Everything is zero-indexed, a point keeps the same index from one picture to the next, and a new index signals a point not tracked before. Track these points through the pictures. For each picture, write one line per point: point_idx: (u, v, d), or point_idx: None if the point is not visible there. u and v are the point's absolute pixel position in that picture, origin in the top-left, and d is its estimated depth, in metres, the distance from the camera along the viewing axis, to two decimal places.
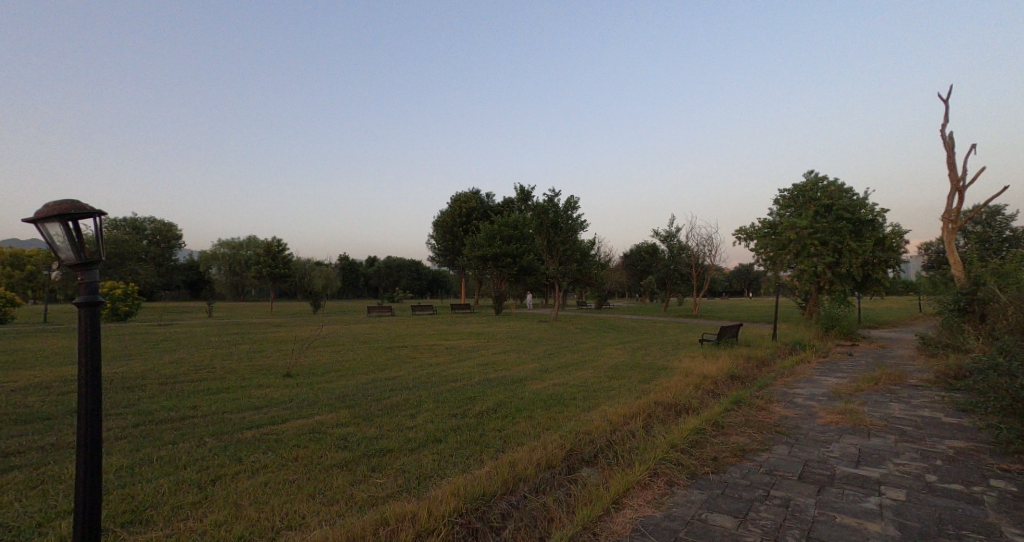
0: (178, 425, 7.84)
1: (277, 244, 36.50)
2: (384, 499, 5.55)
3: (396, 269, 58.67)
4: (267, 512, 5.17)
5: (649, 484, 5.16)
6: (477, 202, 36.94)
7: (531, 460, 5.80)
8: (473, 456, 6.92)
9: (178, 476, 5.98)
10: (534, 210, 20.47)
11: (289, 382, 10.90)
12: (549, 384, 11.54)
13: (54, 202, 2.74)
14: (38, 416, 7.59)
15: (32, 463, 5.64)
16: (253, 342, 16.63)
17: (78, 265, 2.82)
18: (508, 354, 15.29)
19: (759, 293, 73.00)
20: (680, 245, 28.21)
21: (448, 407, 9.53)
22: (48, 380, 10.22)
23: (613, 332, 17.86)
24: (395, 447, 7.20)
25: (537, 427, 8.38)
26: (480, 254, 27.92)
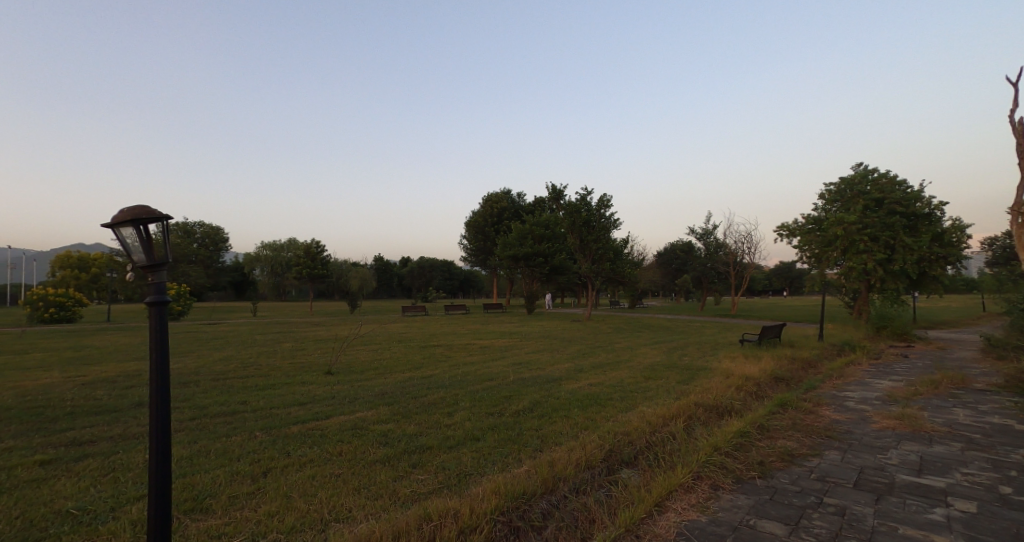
0: (227, 419, 8.08)
1: (316, 244, 37.35)
2: (426, 495, 5.60)
3: (429, 269, 59.19)
4: (316, 505, 5.28)
5: (693, 487, 5.06)
6: (509, 203, 37.07)
7: (573, 459, 5.77)
8: (513, 455, 6.92)
9: (230, 467, 6.16)
10: (566, 209, 20.35)
11: (331, 379, 11.14)
12: (585, 384, 11.46)
13: (127, 208, 2.84)
14: (103, 407, 7.95)
15: (103, 452, 5.91)
16: (296, 340, 17.08)
17: (148, 266, 2.93)
18: (544, 354, 15.29)
19: (801, 292, 70.93)
20: (717, 242, 27.69)
21: (485, 405, 9.57)
22: (112, 374, 10.73)
23: (649, 331, 17.67)
24: (435, 444, 7.26)
25: (575, 427, 8.33)
26: (512, 254, 27.97)
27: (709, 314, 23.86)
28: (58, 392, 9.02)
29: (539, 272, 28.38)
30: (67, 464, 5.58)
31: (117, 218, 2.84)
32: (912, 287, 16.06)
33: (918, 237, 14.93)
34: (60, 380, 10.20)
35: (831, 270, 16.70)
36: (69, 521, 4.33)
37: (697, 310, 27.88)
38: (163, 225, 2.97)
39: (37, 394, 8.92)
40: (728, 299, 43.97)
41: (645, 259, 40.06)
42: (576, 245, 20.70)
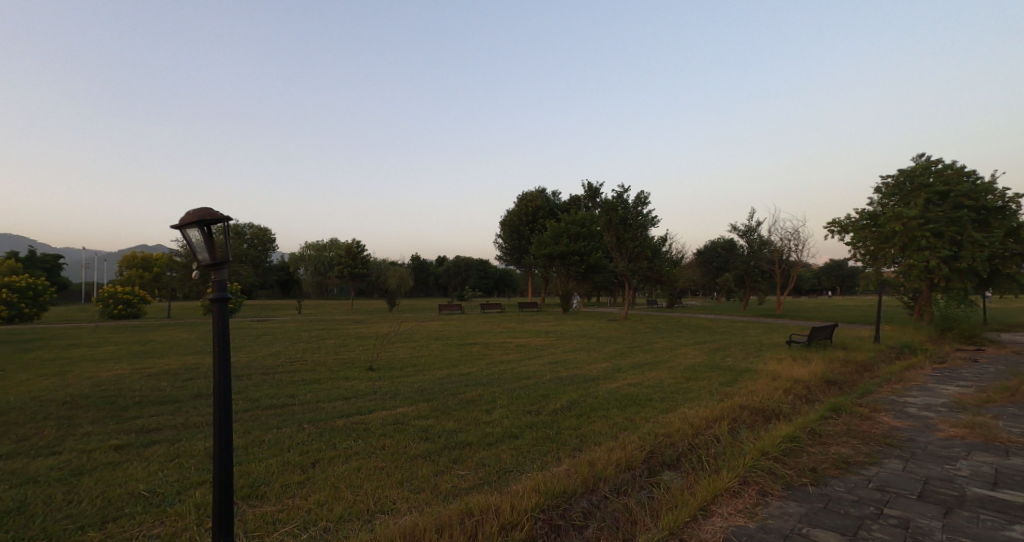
0: (277, 411, 8.30)
1: (356, 244, 38.06)
2: (468, 491, 5.60)
3: (465, 268, 59.53)
4: (363, 496, 5.35)
5: (740, 492, 4.90)
6: (544, 201, 37.01)
7: (618, 459, 5.69)
8: (552, 454, 6.87)
9: (280, 457, 6.32)
10: (603, 207, 20.12)
11: (372, 375, 11.32)
12: (623, 384, 11.31)
13: (193, 210, 2.94)
14: (167, 398, 8.31)
15: (168, 439, 6.19)
16: (339, 337, 17.46)
17: (211, 265, 3.02)
18: (580, 353, 15.17)
19: (850, 290, 68.29)
20: (760, 240, 26.92)
21: (522, 403, 9.55)
22: (171, 366, 11.22)
23: (688, 331, 17.34)
24: (474, 441, 7.26)
25: (614, 427, 8.20)
26: (547, 252, 27.86)
27: (752, 315, 23.16)
28: (125, 383, 9.49)
29: (575, 271, 28.14)
30: (138, 449, 5.86)
31: (185, 219, 2.94)
32: (982, 285, 15.22)
33: (988, 232, 14.14)
34: (129, 371, 10.71)
35: (888, 268, 16.06)
36: (142, 502, 4.55)
37: (740, 310, 27.10)
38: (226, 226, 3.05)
39: (108, 384, 9.39)
40: (772, 299, 42.66)
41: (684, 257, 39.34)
42: (612, 243, 20.42)
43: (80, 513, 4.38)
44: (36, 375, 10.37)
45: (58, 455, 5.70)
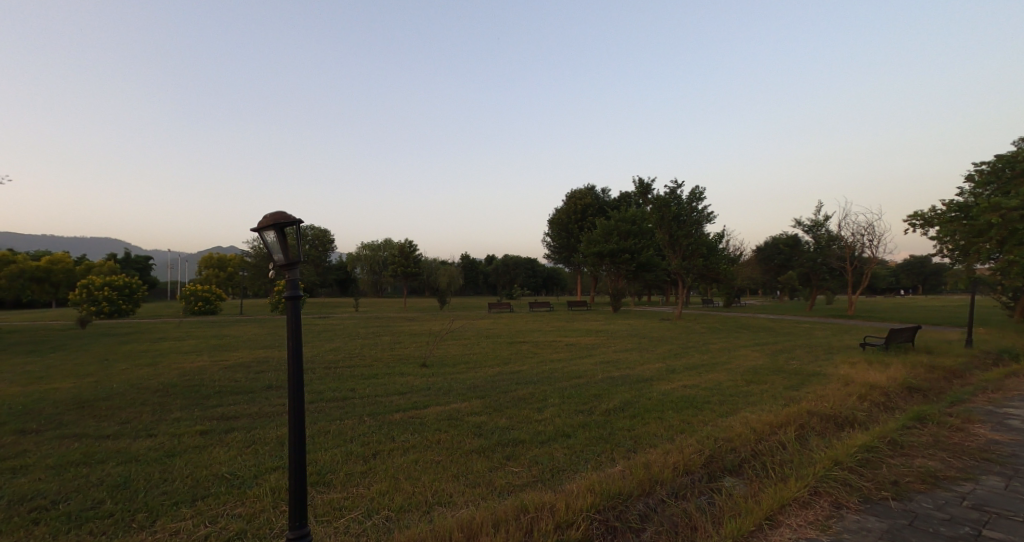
0: (339, 404, 8.54)
1: (409, 244, 38.87)
2: (522, 487, 5.56)
3: (514, 267, 59.68)
4: (421, 487, 5.47)
5: (811, 502, 4.59)
6: (593, 198, 36.65)
7: (676, 464, 5.49)
8: (606, 454, 6.68)
9: (344, 447, 6.57)
10: (654, 203, 19.54)
11: (426, 371, 11.47)
12: (679, 385, 10.98)
13: (271, 214, 3.00)
14: (242, 389, 8.86)
15: (245, 426, 6.87)
16: (393, 333, 17.83)
17: (285, 265, 3.09)
18: (632, 353, 14.88)
19: (930, 290, 63.93)
20: (828, 235, 25.56)
21: (575, 403, 9.37)
22: (243, 358, 11.86)
23: (747, 331, 16.72)
24: (527, 438, 7.18)
25: (671, 429, 7.93)
26: (597, 250, 27.44)
27: (816, 315, 22.00)
28: (204, 373, 10.13)
29: (626, 269, 27.60)
30: (220, 435, 6.57)
31: (263, 222, 3.01)
32: None
33: None
34: (209, 362, 11.42)
35: (982, 264, 14.93)
36: (225, 482, 5.11)
37: (804, 310, 25.73)
38: (298, 228, 3.10)
39: (192, 374, 10.06)
40: (842, 299, 40.25)
41: (744, 255, 37.94)
42: (665, 241, 19.87)
43: (174, 491, 4.93)
44: (131, 364, 11.31)
45: (154, 437, 6.45)
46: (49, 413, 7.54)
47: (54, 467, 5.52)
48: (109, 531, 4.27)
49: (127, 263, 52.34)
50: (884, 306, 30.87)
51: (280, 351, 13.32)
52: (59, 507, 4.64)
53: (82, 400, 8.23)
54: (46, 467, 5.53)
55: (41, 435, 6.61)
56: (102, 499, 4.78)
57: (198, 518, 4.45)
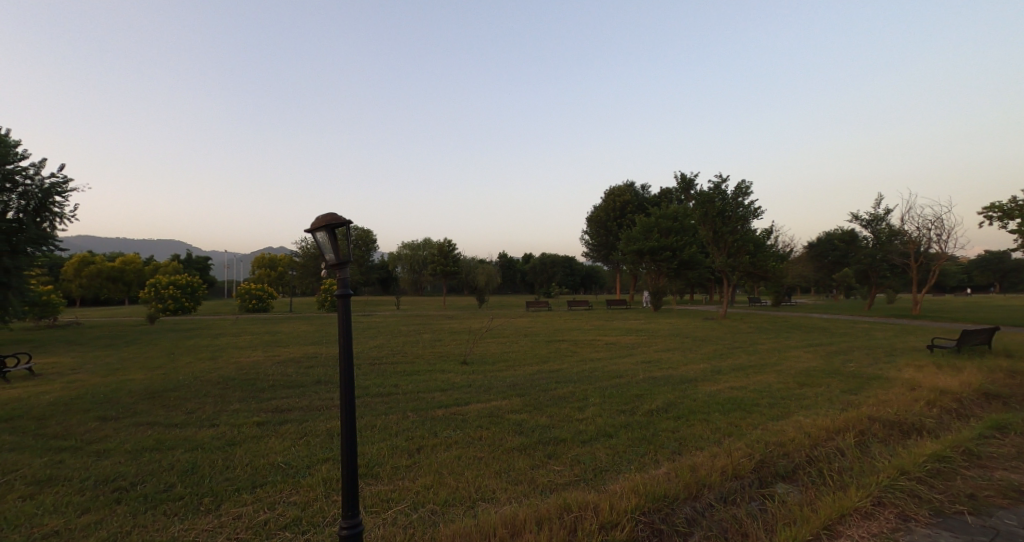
0: (383, 399, 8.62)
1: (447, 244, 39.21)
2: (564, 486, 5.48)
3: (551, 265, 59.39)
4: (464, 483, 5.52)
5: (873, 514, 4.28)
6: (632, 195, 36.08)
7: (727, 467, 5.23)
8: (649, 456, 6.44)
9: (390, 441, 6.69)
10: (698, 199, 19.01)
11: (466, 368, 11.47)
12: (724, 386, 10.61)
13: (323, 215, 3.05)
14: (294, 382, 9.09)
15: (299, 418, 7.10)
16: (435, 331, 17.96)
17: (336, 264, 3.14)
18: (675, 352, 14.52)
19: (1007, 287, 59.79)
20: (890, 230, 24.21)
21: (616, 402, 9.15)
22: (293, 353, 12.17)
23: (798, 331, 16.05)
24: (568, 437, 7.02)
25: (717, 432, 7.62)
26: (636, 248, 26.89)
27: (876, 315, 20.78)
28: (258, 366, 10.45)
29: (667, 266, 27.02)
30: (275, 426, 6.82)
31: (315, 223, 3.06)
32: None
33: None
34: (263, 356, 11.79)
35: None
36: (280, 472, 5.40)
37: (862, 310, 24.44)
38: (349, 228, 3.12)
39: (247, 367, 10.39)
40: (903, 298, 38.22)
41: (795, 251, 36.48)
42: (708, 237, 19.28)
43: (237, 478, 5.26)
44: (194, 357, 11.79)
45: (216, 427, 6.77)
46: (123, 402, 7.96)
47: (133, 452, 5.95)
48: (181, 512, 4.64)
49: (188, 263, 54.85)
50: (958, 306, 28.77)
51: (326, 347, 13.60)
52: (137, 489, 5.05)
53: (153, 389, 8.68)
54: (125, 451, 5.96)
55: (119, 422, 7.03)
56: (173, 483, 5.16)
57: (257, 504, 4.74)
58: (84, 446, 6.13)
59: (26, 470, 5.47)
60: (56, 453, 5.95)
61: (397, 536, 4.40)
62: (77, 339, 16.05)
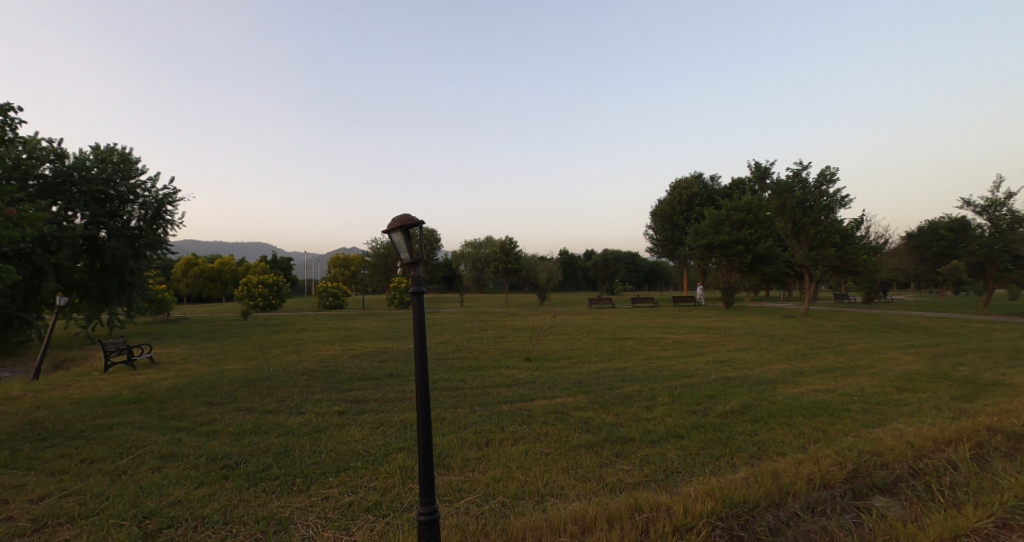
0: (451, 394, 8.50)
1: (508, 242, 39.09)
2: (634, 486, 5.12)
3: (615, 261, 58.38)
4: (534, 477, 5.28)
5: (997, 536, 3.64)
6: (700, 187, 34.71)
7: (817, 474, 4.69)
8: (725, 459, 5.92)
9: (458, 434, 6.53)
10: (775, 189, 17.80)
11: (531, 365, 11.22)
12: (809, 388, 9.78)
13: (398, 218, 3.07)
14: (367, 375, 9.17)
15: (375, 409, 7.09)
16: (499, 328, 17.87)
17: (410, 264, 3.14)
18: (752, 352, 13.67)
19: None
20: (1011, 217, 21.73)
21: (686, 403, 8.61)
22: (365, 348, 12.38)
23: (894, 331, 14.67)
24: (636, 436, 6.59)
25: (802, 438, 6.94)
26: (705, 242, 25.76)
27: (991, 314, 18.46)
28: (334, 360, 10.66)
29: (740, 261, 25.69)
30: (354, 415, 6.83)
31: (390, 226, 3.08)
32: None
33: None
34: (340, 350, 12.06)
35: None
36: (360, 458, 5.35)
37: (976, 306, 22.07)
38: (422, 229, 3.10)
39: (326, 360, 10.64)
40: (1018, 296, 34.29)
41: (891, 244, 33.63)
42: (787, 229, 18.03)
43: (322, 462, 5.26)
44: (281, 350, 12.20)
45: (303, 414, 6.85)
46: (225, 389, 8.27)
47: (235, 433, 6.12)
48: (277, 491, 4.67)
49: (274, 263, 58.07)
50: None
51: (395, 342, 13.77)
52: (241, 467, 5.16)
53: (247, 378, 9.03)
54: (229, 433, 6.14)
55: (223, 406, 7.28)
56: (270, 464, 5.23)
57: (341, 487, 4.71)
58: (196, 427, 6.37)
59: (150, 446, 5.74)
60: (174, 432, 6.23)
61: (469, 525, 4.23)
62: (171, 333, 17.18)
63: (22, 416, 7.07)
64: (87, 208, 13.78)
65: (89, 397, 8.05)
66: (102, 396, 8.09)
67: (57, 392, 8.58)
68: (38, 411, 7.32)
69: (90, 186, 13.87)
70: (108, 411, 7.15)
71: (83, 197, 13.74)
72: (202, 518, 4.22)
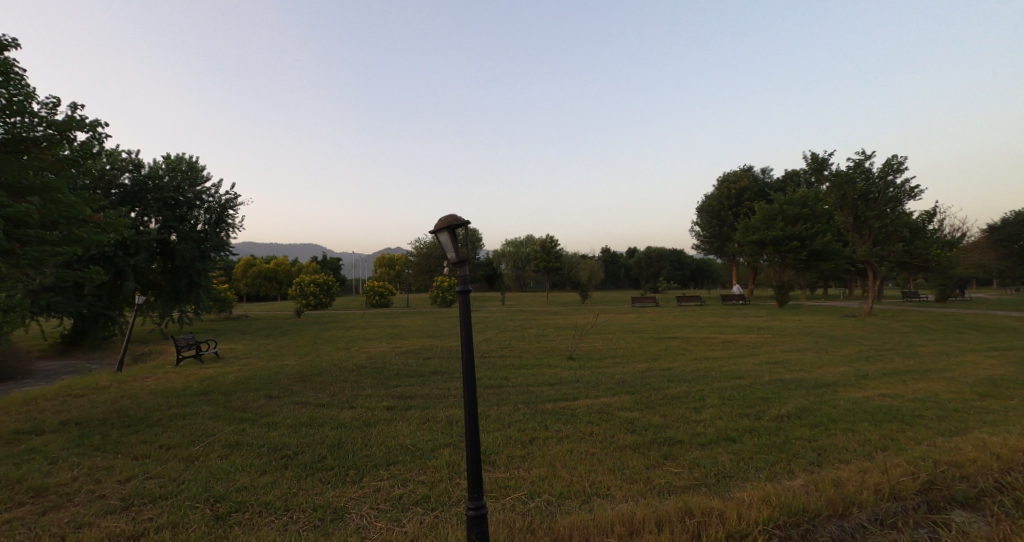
0: (494, 391, 8.30)
1: (549, 240, 38.70)
2: (685, 489, 4.75)
3: (658, 259, 57.13)
4: (579, 476, 4.98)
5: None
6: (750, 181, 33.45)
7: (887, 484, 4.17)
8: (781, 465, 5.45)
9: (502, 431, 6.30)
10: (834, 180, 16.77)
11: (573, 364, 10.89)
12: (874, 393, 9.08)
13: (444, 218, 2.86)
14: (413, 372, 9.07)
15: (422, 405, 6.94)
16: (541, 326, 17.59)
17: (456, 264, 2.94)
18: (809, 353, 12.90)
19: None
20: None
21: (737, 405, 8.10)
22: (409, 345, 12.35)
23: (970, 333, 13.58)
24: (685, 439, 6.19)
25: (867, 445, 6.36)
26: (756, 238, 24.74)
27: None
28: (382, 357, 10.64)
29: (794, 257, 24.56)
30: (402, 411, 6.70)
31: (437, 227, 2.88)
32: None
33: None
34: (386, 347, 12.07)
35: None
36: (410, 453, 5.18)
37: None
38: (469, 228, 2.90)
39: (374, 357, 10.63)
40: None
41: (964, 240, 31.40)
42: (849, 224, 17.01)
43: (374, 454, 5.12)
44: (332, 347, 12.31)
45: (354, 409, 6.77)
46: (282, 383, 8.32)
47: (294, 425, 6.08)
48: (332, 481, 4.55)
49: (324, 263, 59.61)
50: None
51: (438, 339, 13.70)
52: (299, 457, 5.08)
53: (302, 373, 9.09)
54: (288, 424, 6.11)
55: (280, 399, 7.30)
56: (325, 455, 5.13)
57: (391, 480, 4.55)
58: (257, 419, 6.37)
59: (219, 435, 5.76)
60: (239, 422, 6.25)
61: (516, 521, 3.98)
62: (223, 330, 17.69)
63: (108, 404, 7.29)
64: (160, 213, 14.52)
65: (146, 389, 8.24)
66: (161, 388, 8.27)
67: (137, 383, 8.84)
68: (121, 400, 7.52)
69: (163, 193, 14.59)
70: (182, 401, 7.28)
71: (157, 203, 14.50)
72: (266, 504, 4.13)
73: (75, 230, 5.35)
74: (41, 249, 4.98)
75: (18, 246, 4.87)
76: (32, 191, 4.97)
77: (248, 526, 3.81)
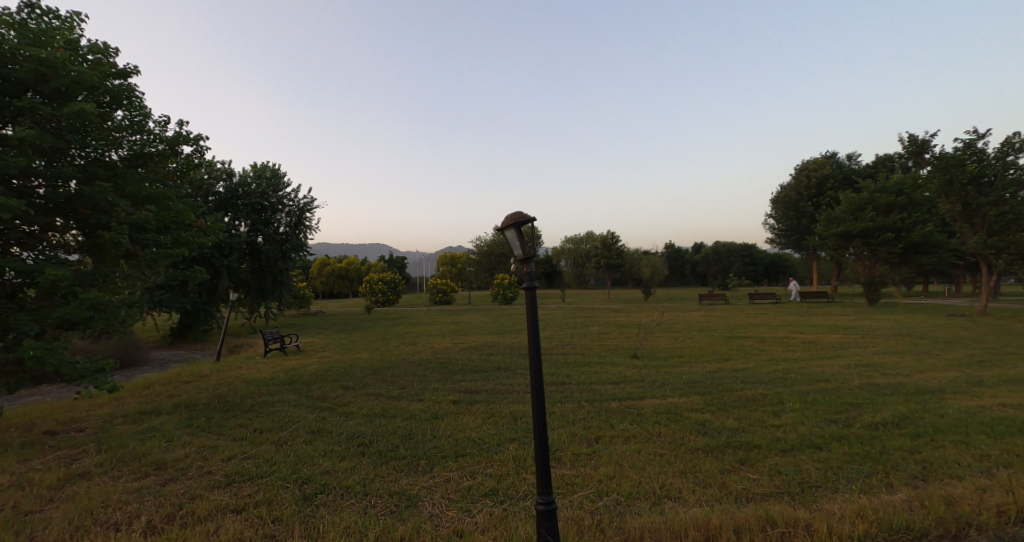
0: (557, 389, 7.98)
1: (610, 235, 37.82)
2: (765, 497, 4.26)
3: (727, 255, 54.65)
4: (647, 477, 4.59)
5: None
6: (833, 168, 31.30)
7: (1008, 502, 3.46)
8: (877, 477, 4.80)
9: (567, 429, 5.99)
10: (937, 163, 15.20)
11: (638, 362, 10.41)
12: (986, 402, 8.03)
13: (511, 215, 2.60)
14: (477, 368, 8.90)
15: (488, 400, 6.74)
16: (603, 323, 17.13)
17: (523, 259, 2.68)
18: (902, 355, 11.73)
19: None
20: None
21: (822, 410, 7.36)
22: (472, 341, 12.26)
23: None
24: (762, 444, 5.61)
25: (980, 460, 5.54)
26: (840, 231, 23.03)
27: None
28: (448, 352, 10.58)
29: (885, 252, 22.63)
30: (469, 405, 6.51)
31: (504, 223, 2.63)
32: None
33: None
34: (450, 343, 12.03)
35: None
36: (476, 446, 4.97)
37: None
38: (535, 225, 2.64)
39: (441, 352, 10.58)
40: None
41: None
42: (956, 212, 15.49)
43: (443, 446, 4.95)
44: (399, 342, 12.40)
45: (423, 402, 6.66)
46: (355, 375, 8.38)
47: (368, 416, 6.03)
48: (405, 469, 4.41)
49: (390, 262, 61.30)
50: None
51: (500, 336, 13.54)
52: (374, 446, 4.99)
53: (374, 366, 9.14)
54: (364, 414, 6.07)
55: (355, 391, 7.32)
56: (397, 444, 5.01)
57: (460, 472, 4.35)
58: (336, 408, 6.39)
59: (302, 422, 5.78)
60: (320, 411, 6.27)
61: (584, 519, 3.65)
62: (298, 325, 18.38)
63: (210, 391, 7.56)
64: (249, 218, 15.17)
65: (226, 378, 8.55)
66: (240, 378, 8.55)
67: (233, 372, 9.21)
68: (221, 387, 7.80)
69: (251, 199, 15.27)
70: (269, 390, 7.44)
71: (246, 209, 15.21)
72: (346, 488, 4.03)
73: (183, 234, 5.48)
74: (157, 251, 5.11)
75: (138, 250, 5.00)
76: (150, 199, 5.12)
77: (333, 508, 3.71)
